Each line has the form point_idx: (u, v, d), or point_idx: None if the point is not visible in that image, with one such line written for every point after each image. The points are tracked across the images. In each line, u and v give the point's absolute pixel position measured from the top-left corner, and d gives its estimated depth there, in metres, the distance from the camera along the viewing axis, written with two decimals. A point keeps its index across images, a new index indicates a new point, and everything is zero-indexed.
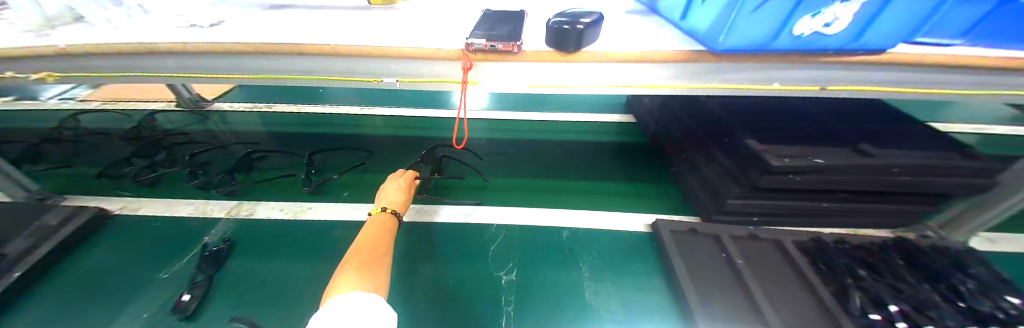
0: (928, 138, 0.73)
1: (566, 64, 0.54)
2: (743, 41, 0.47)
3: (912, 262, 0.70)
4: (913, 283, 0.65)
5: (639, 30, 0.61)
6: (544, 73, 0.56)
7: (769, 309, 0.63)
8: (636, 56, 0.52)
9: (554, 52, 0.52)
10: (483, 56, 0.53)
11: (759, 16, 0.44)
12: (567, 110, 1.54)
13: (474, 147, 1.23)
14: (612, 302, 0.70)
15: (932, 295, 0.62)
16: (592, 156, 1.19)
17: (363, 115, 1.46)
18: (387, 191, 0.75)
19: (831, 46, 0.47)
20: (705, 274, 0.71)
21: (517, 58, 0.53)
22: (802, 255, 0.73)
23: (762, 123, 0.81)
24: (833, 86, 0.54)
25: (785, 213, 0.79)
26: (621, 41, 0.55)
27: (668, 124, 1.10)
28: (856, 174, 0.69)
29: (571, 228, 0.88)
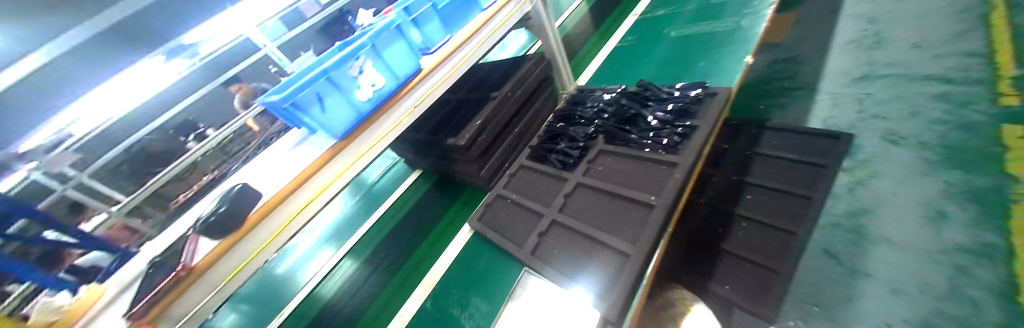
0: (512, 66, 1.23)
1: (241, 239, 0.67)
2: (343, 124, 0.78)
3: (561, 114, 1.18)
4: (567, 125, 1.12)
5: (301, 160, 0.81)
6: (223, 262, 0.65)
7: (538, 205, 0.96)
8: (296, 181, 0.73)
9: (220, 243, 0.64)
10: (152, 313, 0.57)
11: (337, 112, 0.76)
12: (376, 204, 1.62)
13: (329, 311, 1.18)
14: (481, 308, 0.88)
15: (575, 123, 1.11)
16: (422, 217, 1.35)
17: None
18: None
19: (391, 88, 0.86)
20: (509, 224, 0.98)
21: (194, 276, 0.61)
22: (531, 160, 1.11)
23: (450, 123, 1.14)
24: (425, 92, 0.93)
25: (509, 149, 1.16)
26: (279, 184, 0.74)
27: (423, 157, 1.36)
28: (502, 109, 1.08)
29: (429, 291, 1.02)
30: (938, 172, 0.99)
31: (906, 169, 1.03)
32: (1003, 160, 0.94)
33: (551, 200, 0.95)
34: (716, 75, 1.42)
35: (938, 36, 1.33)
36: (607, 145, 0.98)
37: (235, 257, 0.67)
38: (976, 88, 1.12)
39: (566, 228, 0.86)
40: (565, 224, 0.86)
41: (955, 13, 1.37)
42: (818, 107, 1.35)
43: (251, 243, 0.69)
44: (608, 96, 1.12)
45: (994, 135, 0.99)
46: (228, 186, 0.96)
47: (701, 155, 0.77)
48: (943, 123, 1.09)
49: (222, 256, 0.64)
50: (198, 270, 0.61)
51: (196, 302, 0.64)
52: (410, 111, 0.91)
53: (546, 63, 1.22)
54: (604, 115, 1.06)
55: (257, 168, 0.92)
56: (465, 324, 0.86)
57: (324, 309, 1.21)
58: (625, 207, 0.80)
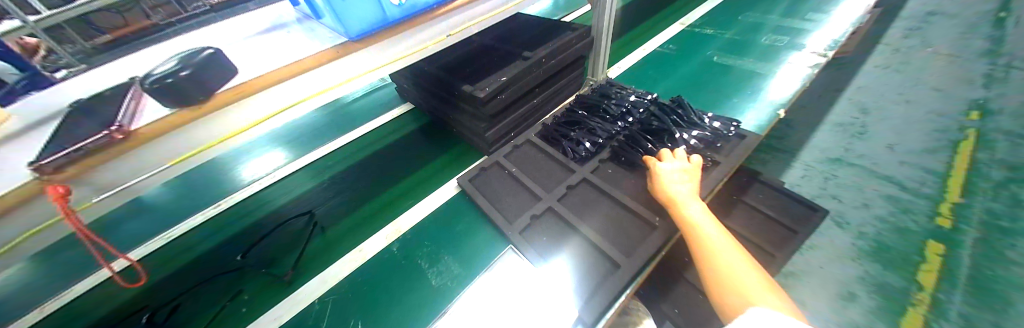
0: (551, 31, 1.12)
1: (206, 117, 0.53)
2: (363, 24, 0.65)
3: (584, 104, 1.12)
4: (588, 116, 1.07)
5: (297, 48, 0.66)
6: (174, 140, 0.52)
7: (538, 187, 0.92)
8: (289, 71, 0.59)
9: (178, 115, 0.51)
10: (69, 172, 0.45)
11: (361, 6, 0.63)
12: (350, 125, 1.47)
13: (272, 220, 1.09)
14: (452, 266, 0.86)
15: (596, 117, 1.06)
16: (401, 155, 1.26)
17: (79, 288, 1.00)
18: None
19: (430, 3, 0.74)
20: (499, 195, 0.94)
21: (138, 140, 0.49)
22: (541, 140, 1.06)
23: (469, 69, 1.02)
24: (461, 25, 0.82)
25: (520, 120, 1.09)
26: (266, 67, 0.60)
27: (424, 95, 1.23)
28: (531, 75, 0.98)
29: (397, 234, 0.96)
30: (863, 262, 1.10)
31: (838, 250, 1.13)
32: (912, 269, 1.07)
33: (554, 187, 0.92)
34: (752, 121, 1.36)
35: (909, 147, 1.44)
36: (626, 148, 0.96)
37: (193, 138, 0.54)
38: (917, 202, 1.24)
39: (562, 220, 0.84)
40: (562, 214, 0.85)
41: (928, 132, 1.48)
42: (793, 172, 1.41)
43: (218, 127, 0.56)
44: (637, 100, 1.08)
45: (914, 247, 1.12)
46: (187, 48, 0.78)
47: (717, 190, 0.80)
48: (882, 222, 1.20)
49: (167, 134, 0.51)
50: (143, 139, 0.49)
51: (130, 174, 0.52)
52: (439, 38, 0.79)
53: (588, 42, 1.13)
54: (629, 118, 1.04)
55: (228, 41, 0.75)
56: (431, 281, 0.83)
57: (262, 221, 1.09)
58: (630, 220, 0.81)
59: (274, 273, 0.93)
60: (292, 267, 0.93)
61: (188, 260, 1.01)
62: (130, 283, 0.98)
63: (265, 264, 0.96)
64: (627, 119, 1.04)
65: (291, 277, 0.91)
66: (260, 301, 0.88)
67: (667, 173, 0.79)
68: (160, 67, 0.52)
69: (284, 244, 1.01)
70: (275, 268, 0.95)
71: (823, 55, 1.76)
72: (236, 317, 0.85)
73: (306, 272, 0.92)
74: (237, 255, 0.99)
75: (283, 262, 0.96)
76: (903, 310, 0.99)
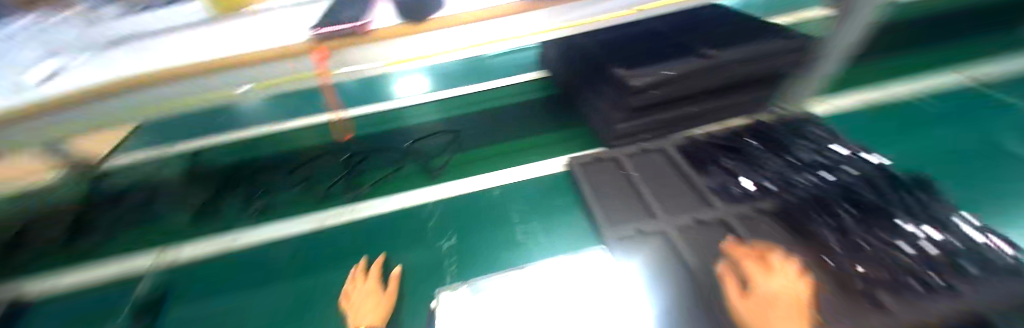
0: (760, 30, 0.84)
1: (422, 35, 0.54)
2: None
3: (760, 135, 0.87)
4: (762, 153, 0.83)
5: None
6: (392, 47, 0.55)
7: (656, 203, 0.77)
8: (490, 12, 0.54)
9: (405, 25, 0.52)
10: (330, 46, 0.51)
11: None
12: (489, 76, 1.56)
13: (404, 133, 1.27)
14: (541, 237, 0.82)
15: (772, 157, 0.82)
16: (525, 116, 1.26)
17: (284, 129, 1.40)
18: (365, 302, 0.67)
19: None
20: (607, 191, 0.83)
21: (369, 39, 0.52)
22: (681, 155, 0.86)
23: (629, 50, 0.88)
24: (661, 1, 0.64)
25: (664, 125, 0.90)
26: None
27: (569, 68, 1.16)
28: (705, 77, 0.78)
29: (500, 185, 0.98)
30: None
31: None
32: None
33: (679, 212, 0.74)
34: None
35: None
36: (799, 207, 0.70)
37: (396, 50, 0.56)
38: None
39: (672, 252, 0.68)
40: (675, 243, 0.68)
41: None
42: None
43: (416, 48, 0.57)
44: (847, 159, 0.78)
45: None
46: None
47: (933, 325, 0.50)
48: None
49: (358, 45, 0.52)
50: (371, 38, 0.52)
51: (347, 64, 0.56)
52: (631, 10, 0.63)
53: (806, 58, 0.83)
54: (821, 174, 0.76)
55: None
56: (518, 236, 0.83)
57: (400, 129, 1.29)
58: None
59: (427, 165, 1.09)
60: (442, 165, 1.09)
61: (343, 138, 1.28)
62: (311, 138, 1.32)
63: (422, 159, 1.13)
64: (818, 175, 0.76)
65: (438, 172, 1.06)
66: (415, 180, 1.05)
67: (774, 289, 0.51)
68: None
69: (438, 145, 1.18)
70: (432, 160, 1.12)
71: None
72: (398, 185, 1.04)
73: (421, 179, 1.05)
74: (407, 140, 1.23)
75: (433, 162, 1.11)
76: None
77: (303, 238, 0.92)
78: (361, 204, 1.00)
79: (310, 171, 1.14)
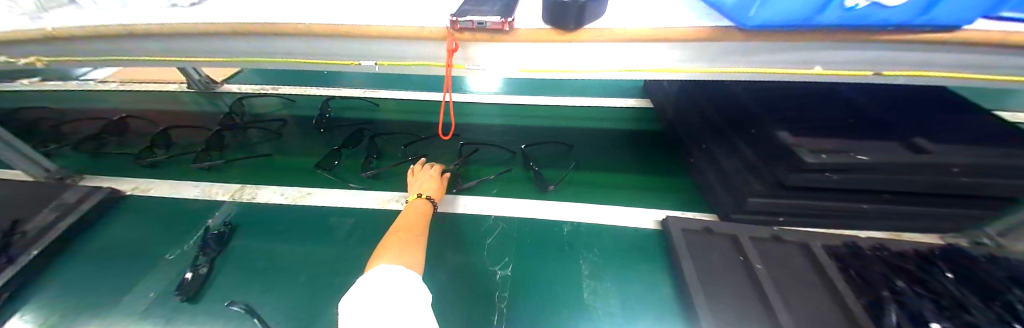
0: (990, 134, 0.63)
1: (567, 44, 0.49)
2: (781, 15, 0.40)
3: (961, 274, 0.62)
4: (964, 296, 0.57)
5: (662, 7, 0.53)
6: (537, 51, 0.50)
7: (789, 320, 0.56)
8: (647, 35, 0.46)
9: (552, 30, 0.47)
10: (465, 36, 0.47)
11: None
12: (579, 94, 1.48)
13: (483, 131, 1.22)
14: (614, 304, 0.67)
15: (981, 305, 0.55)
16: (631, 146, 1.12)
17: (372, 99, 1.46)
18: (422, 180, 0.84)
19: (888, 22, 0.39)
20: (717, 278, 0.64)
21: (511, 37, 0.48)
22: (831, 262, 0.65)
23: (794, 111, 0.71)
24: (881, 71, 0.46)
25: (814, 214, 0.69)
26: (635, 18, 0.49)
27: (688, 109, 1.01)
28: (905, 174, 0.58)
29: (574, 221, 0.85)
30: None
31: None
32: None
33: None
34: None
35: None
36: None
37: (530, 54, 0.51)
38: None
39: None
40: None
41: None
42: None
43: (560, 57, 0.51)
44: None
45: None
46: None
47: None
48: None
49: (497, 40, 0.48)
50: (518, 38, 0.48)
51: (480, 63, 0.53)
52: (832, 71, 0.47)
53: None
54: None
55: None
56: (584, 293, 0.69)
57: (490, 127, 1.25)
58: None
59: (538, 175, 0.98)
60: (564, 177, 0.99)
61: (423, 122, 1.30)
62: (395, 113, 1.36)
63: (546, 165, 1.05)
64: None
65: (551, 188, 0.94)
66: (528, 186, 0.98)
67: None
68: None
69: (551, 157, 1.08)
70: (552, 168, 1.03)
71: None
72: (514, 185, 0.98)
73: (529, 190, 0.96)
74: (521, 143, 1.16)
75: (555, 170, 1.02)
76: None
77: (354, 222, 0.86)
78: (460, 199, 0.92)
79: (423, 149, 1.13)
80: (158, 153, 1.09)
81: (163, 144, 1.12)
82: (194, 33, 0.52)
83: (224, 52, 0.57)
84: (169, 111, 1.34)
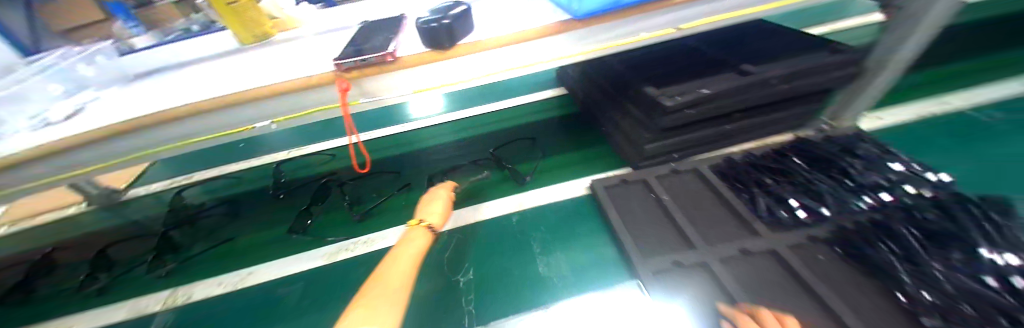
0: (793, 48, 0.82)
1: (447, 61, 0.55)
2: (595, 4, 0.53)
3: (806, 157, 0.79)
4: (813, 173, 0.74)
5: (518, 14, 0.63)
6: (422, 72, 0.57)
7: (694, 232, 0.68)
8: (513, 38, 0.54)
9: (429, 52, 0.54)
10: (354, 74, 0.52)
11: None
12: (504, 98, 1.57)
13: (421, 156, 1.27)
14: (563, 268, 0.75)
15: (823, 176, 0.73)
16: (579, 126, 1.22)
17: (303, 156, 1.41)
18: (429, 205, 0.86)
19: None
20: (639, 217, 0.75)
21: (396, 65, 0.54)
22: (718, 177, 0.79)
23: (659, 68, 0.85)
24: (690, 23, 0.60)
25: (697, 143, 0.84)
26: (496, 28, 0.58)
27: (589, 86, 1.14)
28: (742, 94, 0.74)
29: (519, 210, 0.93)
30: None
31: None
32: None
33: (721, 242, 0.66)
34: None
35: None
36: (862, 237, 0.61)
37: (418, 77, 0.58)
38: None
39: (719, 289, 0.59)
40: (723, 284, 0.59)
41: None
42: None
43: (445, 75, 0.59)
44: (911, 178, 0.69)
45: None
46: None
47: None
48: None
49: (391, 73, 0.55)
50: (404, 65, 0.54)
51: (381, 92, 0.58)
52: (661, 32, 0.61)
53: (846, 73, 0.78)
54: (884, 196, 0.67)
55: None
56: (539, 268, 0.76)
57: (445, 147, 1.29)
58: None
59: (512, 172, 1.06)
60: (534, 170, 1.06)
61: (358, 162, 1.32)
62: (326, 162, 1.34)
63: (517, 161, 1.12)
64: (880, 196, 0.68)
65: (527, 179, 1.03)
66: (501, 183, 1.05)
67: None
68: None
69: (522, 153, 1.16)
70: (521, 164, 1.10)
71: None
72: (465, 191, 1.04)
73: (509, 187, 1.03)
74: (468, 155, 1.22)
75: (528, 162, 1.11)
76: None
77: (305, 283, 0.86)
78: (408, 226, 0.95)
79: (374, 185, 1.16)
80: (102, 277, 0.98)
81: (104, 266, 1.02)
82: (75, 145, 0.51)
83: (114, 155, 0.56)
84: (78, 235, 1.19)
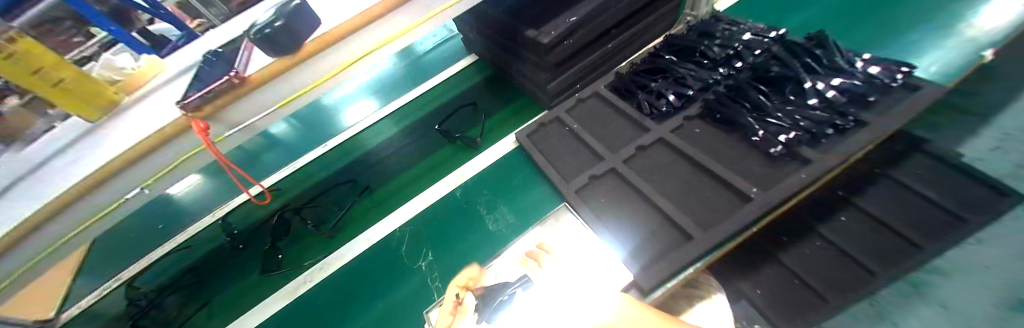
0: None
1: (308, 63, 0.46)
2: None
3: (676, 51, 0.90)
4: (682, 64, 0.86)
5: None
6: (285, 81, 0.46)
7: (601, 147, 0.82)
8: (365, 16, 0.45)
9: (279, 62, 0.44)
10: (209, 109, 0.43)
11: None
12: (432, 72, 1.35)
13: (341, 164, 1.15)
14: (507, 217, 0.86)
15: (690, 64, 0.86)
16: (506, 83, 1.22)
17: (215, 223, 1.08)
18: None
19: None
20: (560, 152, 0.87)
21: (255, 90, 0.45)
22: (614, 94, 0.91)
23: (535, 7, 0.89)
24: None
25: (590, 68, 0.93)
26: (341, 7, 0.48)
27: (485, 43, 1.16)
28: (607, 11, 0.82)
29: (460, 184, 0.97)
30: None
31: None
32: None
33: (621, 148, 0.80)
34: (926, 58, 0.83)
35: None
36: (720, 104, 0.75)
37: (288, 87, 0.47)
38: None
39: (626, 183, 0.75)
40: (629, 179, 0.75)
41: None
42: None
43: (307, 75, 0.47)
44: (753, 38, 0.82)
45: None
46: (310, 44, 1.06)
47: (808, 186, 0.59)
48: None
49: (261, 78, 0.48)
50: (257, 83, 0.44)
51: (247, 118, 0.48)
52: None
53: None
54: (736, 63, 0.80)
55: None
56: (488, 227, 0.85)
57: (394, 138, 1.17)
58: (701, 194, 0.67)
59: (462, 139, 1.06)
60: (479, 134, 1.07)
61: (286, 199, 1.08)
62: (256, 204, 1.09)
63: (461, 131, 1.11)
64: (732, 64, 0.81)
65: (479, 140, 1.04)
66: (453, 156, 1.06)
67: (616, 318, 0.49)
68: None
69: (467, 122, 1.13)
70: (468, 133, 1.09)
71: None
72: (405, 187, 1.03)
73: (464, 156, 1.04)
74: (393, 147, 1.14)
75: (473, 128, 1.11)
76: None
77: (283, 322, 0.85)
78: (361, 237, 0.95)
79: (314, 211, 1.04)
80: None
81: None
82: None
83: None
84: None
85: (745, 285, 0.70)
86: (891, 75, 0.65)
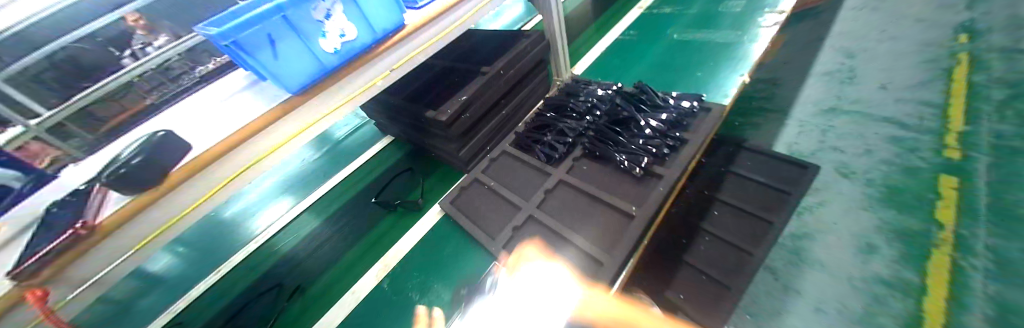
0: (501, 44, 1.13)
1: (171, 193, 0.50)
2: (301, 76, 0.59)
3: (553, 109, 1.11)
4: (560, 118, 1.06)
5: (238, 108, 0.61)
6: (141, 220, 0.49)
7: (513, 196, 0.92)
8: (239, 134, 0.54)
9: (138, 198, 0.47)
10: (46, 274, 0.41)
11: (293, 58, 0.57)
12: (343, 163, 1.33)
13: (240, 277, 1.00)
14: (442, 293, 0.85)
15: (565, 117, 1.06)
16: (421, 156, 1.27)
17: None
18: None
19: (367, 42, 0.67)
20: (480, 210, 0.94)
21: (117, 229, 0.47)
22: (515, 150, 1.04)
23: (430, 93, 1.02)
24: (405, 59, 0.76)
25: (490, 133, 1.07)
26: (222, 130, 0.56)
27: (394, 127, 1.25)
28: (490, 88, 0.99)
29: (387, 271, 0.94)
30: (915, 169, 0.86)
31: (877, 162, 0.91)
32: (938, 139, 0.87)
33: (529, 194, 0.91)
34: (710, 88, 1.25)
35: (932, 20, 1.19)
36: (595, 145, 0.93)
37: (162, 212, 0.50)
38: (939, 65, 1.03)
39: (543, 227, 0.84)
40: (544, 222, 0.84)
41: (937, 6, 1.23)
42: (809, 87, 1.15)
43: (181, 200, 0.52)
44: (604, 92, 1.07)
45: (934, 91, 0.97)
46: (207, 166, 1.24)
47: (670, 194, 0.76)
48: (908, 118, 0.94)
49: (142, 212, 0.48)
50: (110, 229, 0.45)
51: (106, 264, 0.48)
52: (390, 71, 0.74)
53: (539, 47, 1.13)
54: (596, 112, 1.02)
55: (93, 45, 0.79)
56: (422, 312, 0.82)
57: (307, 236, 1.09)
58: (600, 221, 0.79)
59: (406, 203, 1.08)
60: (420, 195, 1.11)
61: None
62: None
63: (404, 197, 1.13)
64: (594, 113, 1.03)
65: (421, 202, 1.08)
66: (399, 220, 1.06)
67: None
68: (110, 53, 0.81)
69: (405, 187, 1.16)
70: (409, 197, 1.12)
71: (784, 12, 1.51)
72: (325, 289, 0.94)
73: (411, 218, 1.06)
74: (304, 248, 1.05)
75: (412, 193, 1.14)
76: (946, 168, 0.81)
77: None
78: None
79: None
80: None
81: None
82: None
83: None
84: None
85: (671, 293, 0.76)
86: (691, 105, 0.93)
